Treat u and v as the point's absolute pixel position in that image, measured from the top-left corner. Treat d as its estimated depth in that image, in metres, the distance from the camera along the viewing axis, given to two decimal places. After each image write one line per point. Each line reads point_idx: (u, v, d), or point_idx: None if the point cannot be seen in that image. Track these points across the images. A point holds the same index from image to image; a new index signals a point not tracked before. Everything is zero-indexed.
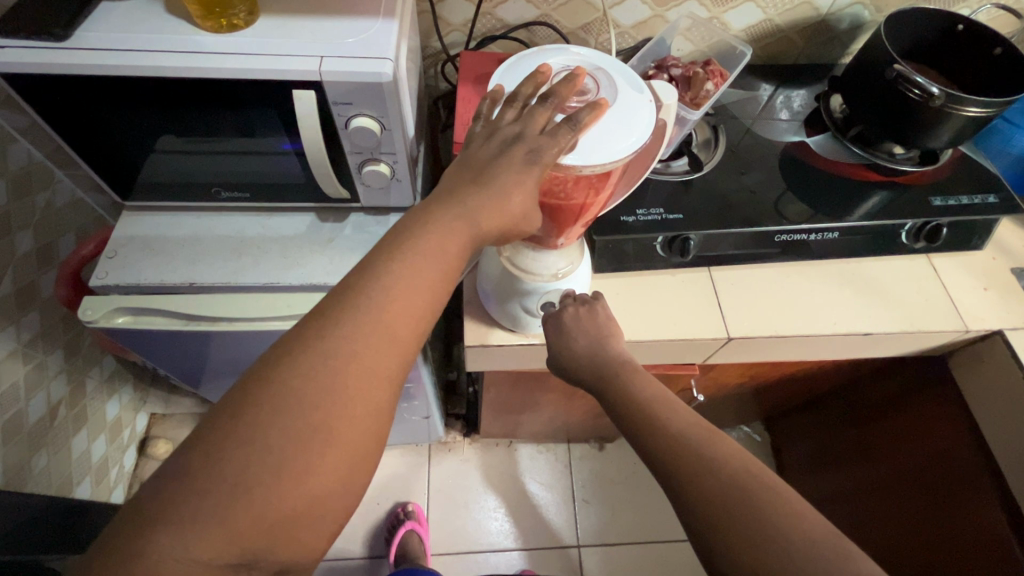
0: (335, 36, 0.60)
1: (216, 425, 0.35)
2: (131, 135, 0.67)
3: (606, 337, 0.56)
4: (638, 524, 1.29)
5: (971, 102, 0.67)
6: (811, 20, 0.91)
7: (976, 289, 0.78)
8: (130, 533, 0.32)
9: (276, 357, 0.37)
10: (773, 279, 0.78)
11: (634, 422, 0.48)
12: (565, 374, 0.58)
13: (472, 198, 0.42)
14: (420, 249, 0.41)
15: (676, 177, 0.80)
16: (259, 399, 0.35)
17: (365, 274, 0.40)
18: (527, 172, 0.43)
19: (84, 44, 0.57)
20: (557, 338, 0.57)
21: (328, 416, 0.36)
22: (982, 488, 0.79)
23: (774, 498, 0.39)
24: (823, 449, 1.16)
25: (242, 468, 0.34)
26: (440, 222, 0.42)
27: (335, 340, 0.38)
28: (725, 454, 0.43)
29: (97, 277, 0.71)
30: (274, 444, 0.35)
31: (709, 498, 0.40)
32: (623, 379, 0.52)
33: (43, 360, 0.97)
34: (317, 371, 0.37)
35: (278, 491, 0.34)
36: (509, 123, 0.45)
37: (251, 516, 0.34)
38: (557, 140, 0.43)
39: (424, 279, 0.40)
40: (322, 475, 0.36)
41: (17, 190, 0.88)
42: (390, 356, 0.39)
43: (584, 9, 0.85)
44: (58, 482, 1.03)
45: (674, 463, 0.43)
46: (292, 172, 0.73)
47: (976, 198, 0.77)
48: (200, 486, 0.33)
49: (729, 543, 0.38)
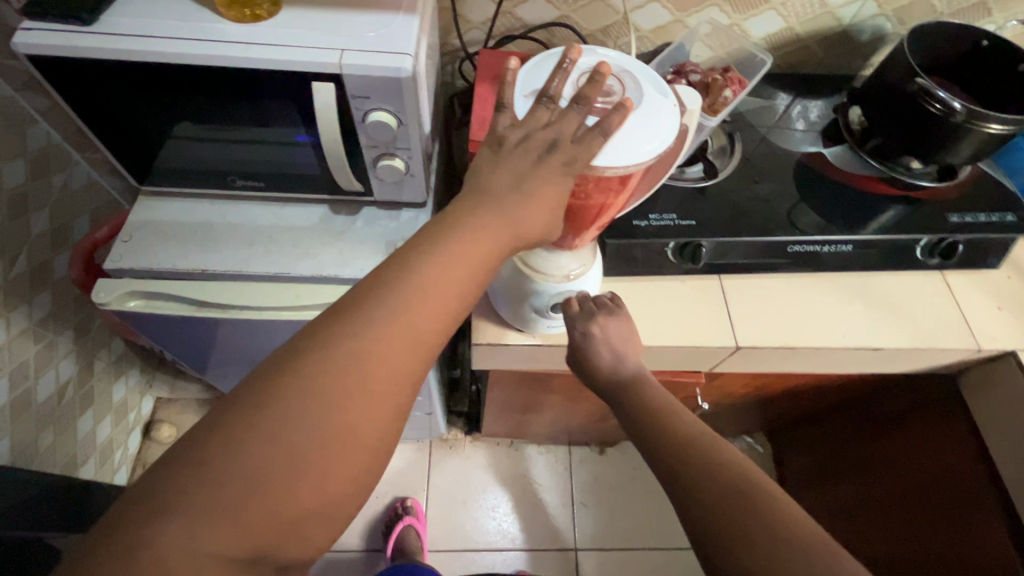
0: (357, 30, 0.61)
1: (236, 416, 0.34)
2: (152, 121, 0.68)
3: (629, 347, 0.56)
4: (635, 530, 1.29)
5: (993, 118, 0.66)
6: (833, 30, 0.90)
7: (989, 308, 0.77)
8: (138, 523, 0.31)
9: (302, 351, 0.37)
10: (784, 289, 0.78)
11: (640, 425, 0.49)
12: (581, 377, 0.58)
13: (503, 202, 0.43)
14: (447, 250, 0.41)
15: (690, 183, 0.79)
16: (284, 394, 0.35)
17: (393, 271, 0.40)
18: (562, 181, 0.44)
19: (110, 29, 0.58)
20: (582, 344, 0.57)
21: (353, 416, 0.36)
22: (988, 509, 0.78)
23: (760, 497, 0.40)
24: (826, 463, 1.15)
25: (263, 465, 0.34)
26: (469, 225, 0.42)
27: (363, 338, 0.37)
28: (730, 461, 0.43)
29: (112, 260, 0.72)
30: (298, 443, 0.35)
31: (710, 502, 0.41)
32: (632, 385, 0.52)
33: (53, 339, 0.98)
34: (346, 370, 0.36)
35: (297, 489, 0.34)
36: (540, 127, 0.44)
37: (269, 513, 0.34)
38: (586, 147, 0.43)
39: (450, 280, 0.40)
40: (341, 474, 0.36)
41: (35, 170, 0.89)
42: (412, 357, 0.39)
43: (605, 11, 0.85)
44: (62, 461, 1.04)
45: (667, 450, 0.45)
46: (307, 163, 0.73)
47: (995, 216, 0.76)
48: (217, 478, 0.33)
49: (727, 546, 0.38)
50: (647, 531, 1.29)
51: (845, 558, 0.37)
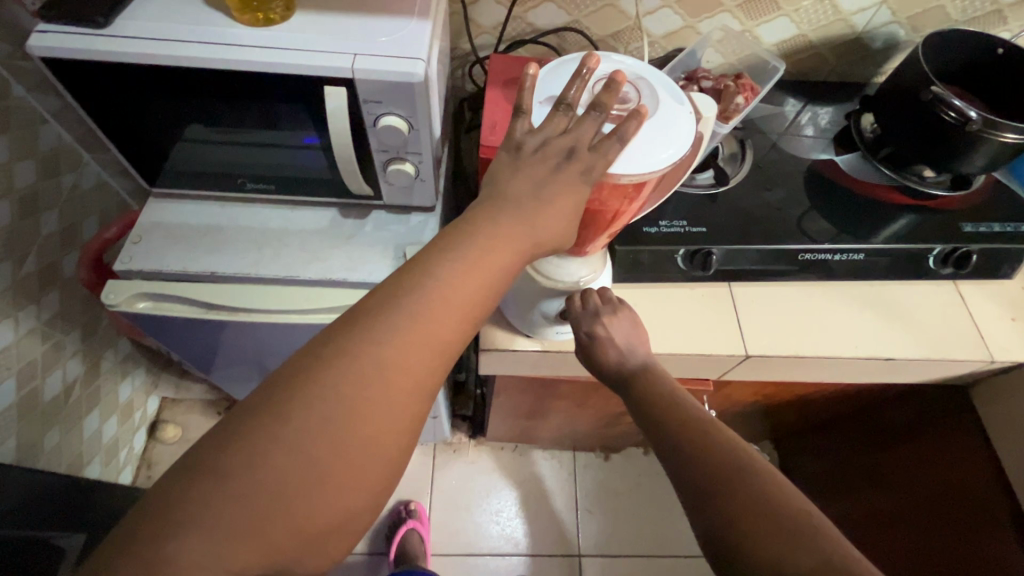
0: (369, 34, 0.60)
1: (253, 425, 0.34)
2: (163, 123, 0.68)
3: (636, 339, 0.56)
4: (639, 537, 1.28)
5: (1009, 127, 0.65)
6: (845, 37, 0.90)
7: (1003, 319, 0.76)
8: (150, 534, 0.31)
9: (320, 358, 0.36)
10: (795, 298, 0.77)
11: (651, 404, 0.50)
12: (586, 361, 0.58)
13: (522, 210, 0.42)
14: (465, 258, 0.40)
15: (700, 190, 0.79)
16: (303, 403, 0.34)
17: (411, 279, 0.39)
18: (580, 189, 0.43)
19: (123, 32, 0.58)
20: (589, 346, 0.57)
21: (372, 426, 0.36)
22: (1000, 522, 0.77)
23: (754, 478, 0.40)
24: (833, 472, 1.14)
25: (281, 476, 0.33)
26: (487, 232, 0.41)
27: (382, 347, 0.37)
28: (739, 441, 0.44)
29: (121, 262, 0.72)
30: (316, 453, 0.34)
31: (720, 471, 0.41)
32: (644, 370, 0.54)
33: (61, 339, 0.99)
34: (365, 380, 0.36)
35: (314, 501, 0.34)
36: (557, 134, 0.44)
37: (286, 526, 0.33)
38: (604, 154, 0.43)
39: (468, 289, 0.40)
40: (358, 485, 0.36)
41: (45, 170, 0.89)
42: (429, 366, 0.39)
43: (616, 17, 0.85)
44: (68, 461, 1.04)
45: (666, 431, 0.47)
46: (316, 166, 0.73)
47: (1009, 226, 0.76)
48: (232, 489, 0.32)
49: (737, 512, 0.39)
50: (652, 538, 1.28)
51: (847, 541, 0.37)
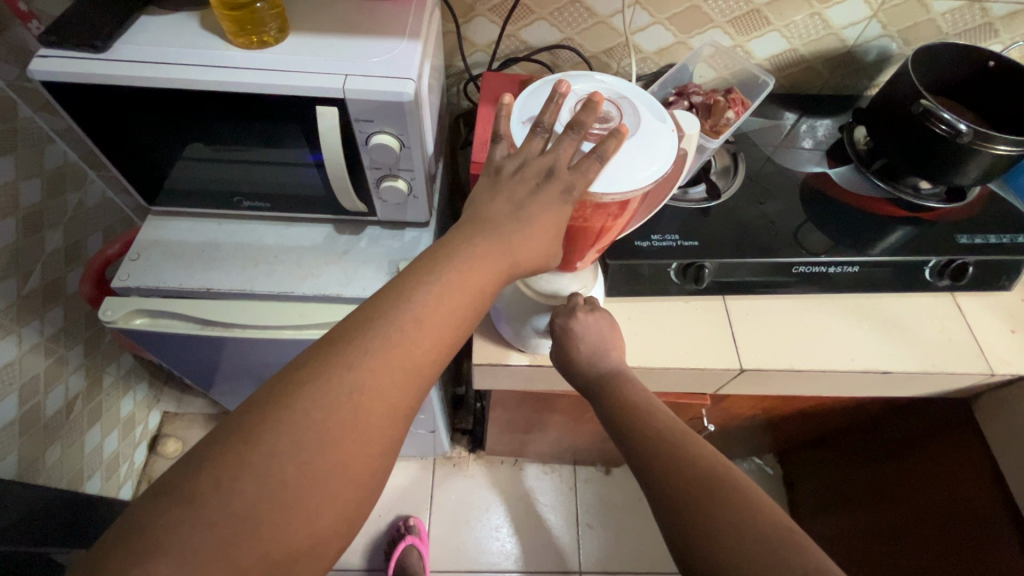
0: (360, 55, 0.62)
1: (229, 449, 0.34)
2: (161, 143, 0.69)
3: (607, 348, 0.58)
4: (641, 554, 1.26)
5: (1001, 140, 0.65)
6: (836, 51, 0.90)
7: (1003, 331, 0.75)
8: (122, 561, 0.30)
9: (296, 380, 0.36)
10: (791, 311, 0.77)
11: (622, 420, 0.50)
12: (565, 375, 0.59)
13: (502, 231, 0.43)
14: (442, 280, 0.41)
15: (693, 204, 0.79)
16: (277, 427, 0.35)
17: (389, 301, 0.40)
18: (561, 209, 0.44)
19: (121, 56, 0.60)
20: (561, 338, 0.59)
21: (349, 449, 0.36)
22: (1005, 539, 0.75)
23: (721, 494, 0.40)
24: (837, 487, 1.12)
25: (253, 502, 0.33)
26: (466, 255, 0.42)
27: (357, 370, 0.37)
28: (702, 453, 0.43)
29: (119, 279, 0.73)
30: (290, 477, 0.34)
31: (687, 489, 0.41)
32: (616, 384, 0.54)
33: (64, 354, 1.00)
34: (340, 403, 0.36)
35: (285, 527, 0.34)
36: (536, 155, 0.45)
37: (257, 554, 0.33)
38: (584, 173, 0.43)
39: (444, 311, 0.40)
40: (332, 510, 0.36)
41: (50, 189, 0.91)
42: (406, 389, 0.39)
43: (607, 34, 0.86)
44: (68, 475, 1.04)
45: (636, 447, 0.47)
46: (313, 183, 0.74)
47: (1004, 237, 0.75)
48: (206, 515, 0.32)
49: (707, 533, 0.38)
50: (653, 556, 1.26)
51: (815, 552, 0.36)
